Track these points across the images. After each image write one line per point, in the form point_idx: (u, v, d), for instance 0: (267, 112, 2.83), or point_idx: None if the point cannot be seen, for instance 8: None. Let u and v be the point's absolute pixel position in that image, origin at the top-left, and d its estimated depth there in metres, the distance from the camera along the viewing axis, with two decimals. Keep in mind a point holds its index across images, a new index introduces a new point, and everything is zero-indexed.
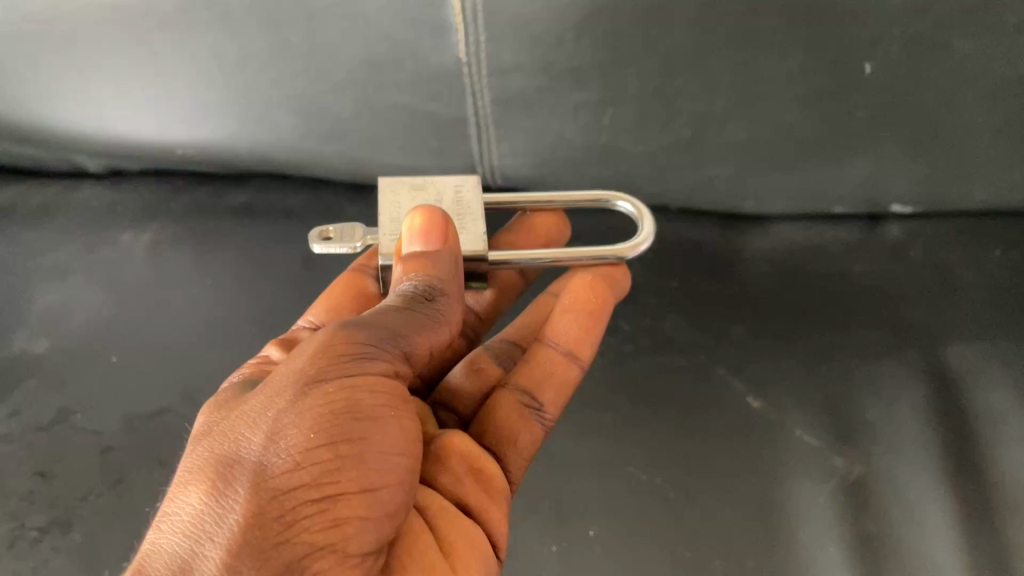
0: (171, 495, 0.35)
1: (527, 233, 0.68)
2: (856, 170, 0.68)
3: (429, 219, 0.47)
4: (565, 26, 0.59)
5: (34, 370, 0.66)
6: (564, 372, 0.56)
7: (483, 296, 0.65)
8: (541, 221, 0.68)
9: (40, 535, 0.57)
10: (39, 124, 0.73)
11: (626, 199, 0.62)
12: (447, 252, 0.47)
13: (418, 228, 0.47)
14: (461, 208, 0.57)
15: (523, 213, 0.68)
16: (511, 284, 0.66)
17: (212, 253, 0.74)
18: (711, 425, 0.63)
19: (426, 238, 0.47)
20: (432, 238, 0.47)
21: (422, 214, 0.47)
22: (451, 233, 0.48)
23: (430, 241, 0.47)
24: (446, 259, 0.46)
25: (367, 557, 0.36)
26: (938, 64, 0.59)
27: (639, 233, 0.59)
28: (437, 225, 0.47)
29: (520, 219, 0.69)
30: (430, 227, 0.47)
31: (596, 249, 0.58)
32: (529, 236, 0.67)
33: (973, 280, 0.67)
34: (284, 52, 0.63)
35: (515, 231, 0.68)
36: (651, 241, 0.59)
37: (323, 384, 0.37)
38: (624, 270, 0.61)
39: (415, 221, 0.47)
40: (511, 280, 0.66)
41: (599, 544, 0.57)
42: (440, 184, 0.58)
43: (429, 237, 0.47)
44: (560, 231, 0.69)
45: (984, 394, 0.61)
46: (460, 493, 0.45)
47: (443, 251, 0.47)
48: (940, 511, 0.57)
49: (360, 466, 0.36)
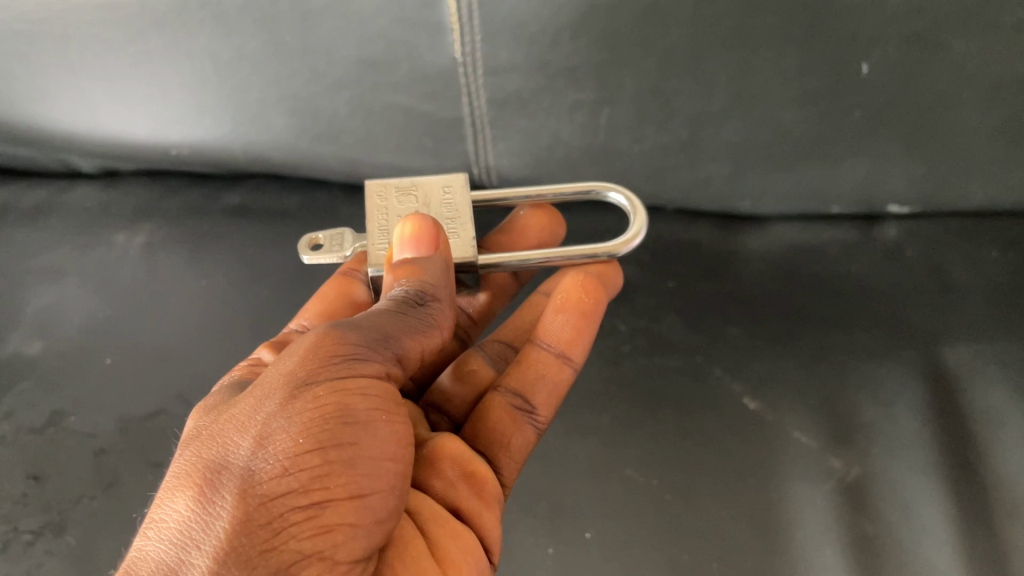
0: (158, 501, 0.35)
1: (519, 236, 0.67)
2: (853, 169, 0.67)
3: (419, 226, 0.47)
4: (560, 25, 0.59)
5: (27, 372, 0.66)
6: (557, 373, 0.56)
7: (476, 299, 0.65)
8: (533, 222, 0.68)
9: (33, 538, 0.57)
10: (33, 125, 0.72)
11: (617, 190, 0.61)
12: (438, 258, 0.47)
13: (409, 235, 0.47)
14: (450, 210, 0.57)
15: (515, 215, 0.68)
16: (503, 287, 0.66)
17: (207, 253, 0.74)
18: (707, 427, 0.62)
19: (416, 245, 0.47)
20: (424, 244, 0.47)
21: (411, 223, 0.47)
22: (442, 240, 0.48)
23: (421, 248, 0.47)
24: (437, 265, 0.46)
25: (357, 565, 0.35)
26: (936, 64, 0.58)
27: (632, 226, 0.57)
28: (427, 232, 0.47)
29: (513, 221, 0.68)
30: (420, 235, 0.47)
31: (585, 247, 0.57)
32: (521, 238, 0.67)
33: (969, 280, 0.67)
34: (278, 53, 0.63)
35: (507, 234, 0.67)
36: (644, 233, 0.57)
37: (313, 388, 0.37)
38: (616, 268, 0.62)
39: (405, 230, 0.47)
40: (504, 283, 0.65)
41: (596, 547, 0.57)
42: (428, 184, 0.58)
43: (420, 244, 0.47)
44: (553, 231, 0.68)
45: (982, 396, 0.61)
46: (452, 497, 0.44)
47: (434, 257, 0.47)
48: (939, 513, 0.56)
49: (350, 472, 0.35)
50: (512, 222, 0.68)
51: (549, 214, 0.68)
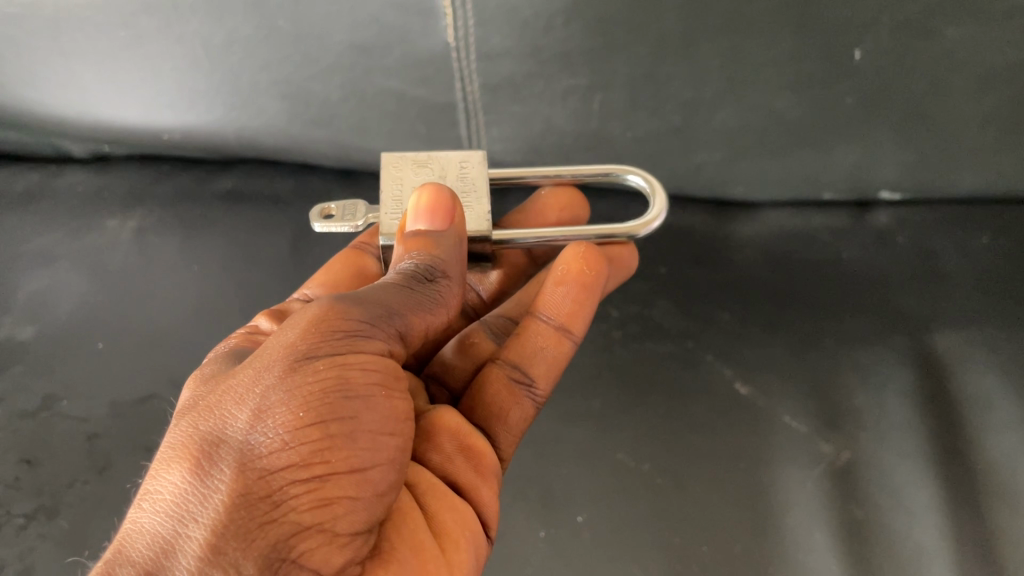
0: (153, 472, 0.34)
1: (538, 215, 0.67)
2: (845, 155, 0.68)
3: (435, 198, 0.47)
4: (553, 11, 0.59)
5: (19, 356, 0.65)
6: (556, 347, 0.55)
7: (489, 279, 0.67)
8: (553, 202, 0.68)
9: (26, 522, 0.57)
10: (23, 109, 0.72)
11: (636, 172, 0.61)
12: (451, 233, 0.47)
13: (423, 206, 0.47)
14: (466, 184, 0.56)
15: (537, 195, 0.68)
16: (518, 266, 0.67)
17: (201, 238, 0.74)
18: (699, 411, 0.63)
19: (430, 218, 0.47)
20: (438, 217, 0.47)
21: (427, 194, 0.47)
22: (456, 214, 0.47)
23: (435, 221, 0.47)
24: (450, 240, 0.46)
25: (357, 536, 0.36)
26: (927, 50, 0.59)
27: (652, 208, 0.58)
28: (441, 207, 0.47)
29: (533, 201, 0.68)
30: (436, 208, 0.47)
31: (604, 227, 0.58)
32: (539, 218, 0.67)
33: (960, 266, 0.68)
34: (271, 37, 0.63)
35: (524, 214, 0.67)
36: (664, 215, 0.58)
37: (313, 361, 0.37)
38: (631, 249, 0.64)
39: (420, 200, 0.47)
40: (517, 261, 0.67)
41: (588, 530, 0.57)
42: (444, 158, 0.57)
43: (435, 217, 0.47)
44: (573, 212, 0.68)
45: (970, 380, 0.61)
46: (449, 470, 0.45)
47: (447, 232, 0.47)
48: (927, 496, 0.57)
49: (350, 445, 0.35)
50: (533, 202, 0.68)
51: (570, 195, 0.68)
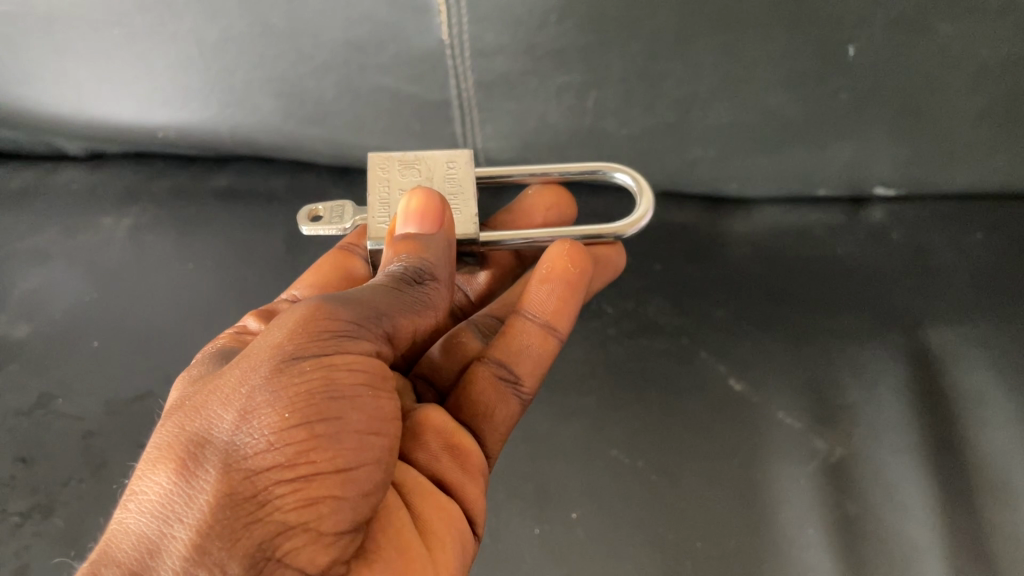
0: (138, 473, 0.34)
1: (526, 216, 0.67)
2: (839, 151, 0.68)
3: (426, 202, 0.46)
4: (547, 8, 0.59)
5: (15, 355, 0.65)
6: (542, 345, 0.55)
7: (477, 280, 0.67)
8: (541, 202, 0.67)
9: (22, 520, 0.57)
10: (17, 108, 0.72)
11: (623, 171, 0.60)
12: (441, 237, 0.46)
13: (414, 210, 0.46)
14: (454, 185, 0.56)
15: (523, 194, 0.68)
16: (506, 267, 0.68)
17: (196, 237, 0.74)
18: (693, 408, 0.63)
19: (421, 221, 0.46)
20: (428, 221, 0.46)
21: (418, 197, 0.46)
22: (447, 217, 0.47)
23: (425, 224, 0.46)
24: (440, 243, 0.46)
25: (344, 535, 0.36)
26: (922, 46, 0.58)
27: (639, 208, 0.58)
28: (433, 210, 0.46)
29: (520, 201, 0.68)
30: (426, 210, 0.46)
31: (591, 228, 0.58)
32: (528, 219, 0.67)
33: (953, 263, 0.68)
34: (264, 35, 0.63)
35: (512, 214, 0.67)
36: (651, 216, 0.58)
37: (300, 362, 0.37)
38: (619, 249, 0.64)
39: (410, 203, 0.46)
40: (506, 262, 0.67)
41: (582, 526, 0.58)
42: (432, 159, 0.57)
43: (425, 220, 0.46)
44: (561, 211, 0.68)
45: (964, 376, 0.61)
46: (436, 469, 0.45)
47: (437, 235, 0.46)
48: (920, 492, 0.57)
49: (336, 446, 0.35)
50: (521, 202, 0.68)
51: (557, 194, 0.68)
